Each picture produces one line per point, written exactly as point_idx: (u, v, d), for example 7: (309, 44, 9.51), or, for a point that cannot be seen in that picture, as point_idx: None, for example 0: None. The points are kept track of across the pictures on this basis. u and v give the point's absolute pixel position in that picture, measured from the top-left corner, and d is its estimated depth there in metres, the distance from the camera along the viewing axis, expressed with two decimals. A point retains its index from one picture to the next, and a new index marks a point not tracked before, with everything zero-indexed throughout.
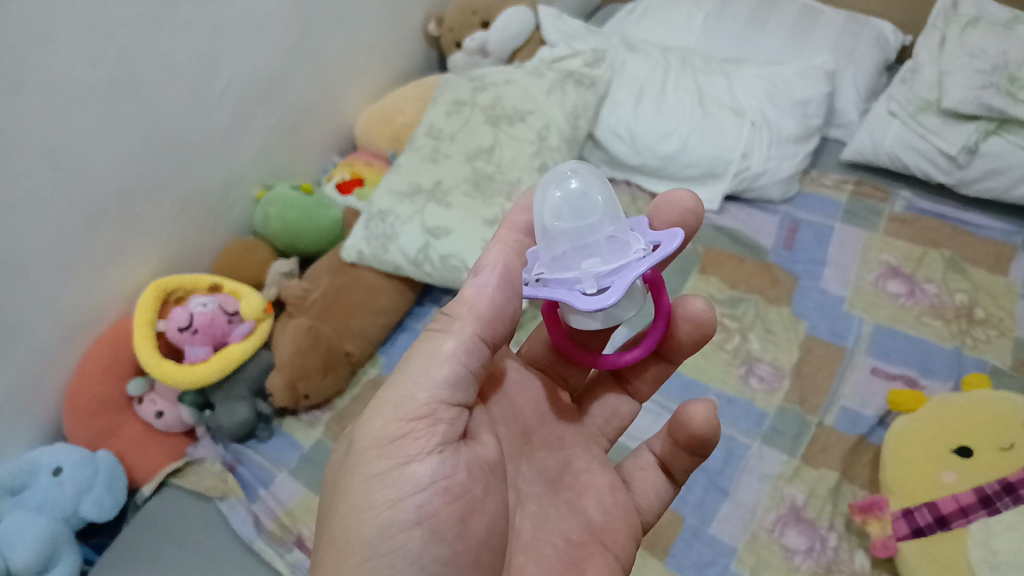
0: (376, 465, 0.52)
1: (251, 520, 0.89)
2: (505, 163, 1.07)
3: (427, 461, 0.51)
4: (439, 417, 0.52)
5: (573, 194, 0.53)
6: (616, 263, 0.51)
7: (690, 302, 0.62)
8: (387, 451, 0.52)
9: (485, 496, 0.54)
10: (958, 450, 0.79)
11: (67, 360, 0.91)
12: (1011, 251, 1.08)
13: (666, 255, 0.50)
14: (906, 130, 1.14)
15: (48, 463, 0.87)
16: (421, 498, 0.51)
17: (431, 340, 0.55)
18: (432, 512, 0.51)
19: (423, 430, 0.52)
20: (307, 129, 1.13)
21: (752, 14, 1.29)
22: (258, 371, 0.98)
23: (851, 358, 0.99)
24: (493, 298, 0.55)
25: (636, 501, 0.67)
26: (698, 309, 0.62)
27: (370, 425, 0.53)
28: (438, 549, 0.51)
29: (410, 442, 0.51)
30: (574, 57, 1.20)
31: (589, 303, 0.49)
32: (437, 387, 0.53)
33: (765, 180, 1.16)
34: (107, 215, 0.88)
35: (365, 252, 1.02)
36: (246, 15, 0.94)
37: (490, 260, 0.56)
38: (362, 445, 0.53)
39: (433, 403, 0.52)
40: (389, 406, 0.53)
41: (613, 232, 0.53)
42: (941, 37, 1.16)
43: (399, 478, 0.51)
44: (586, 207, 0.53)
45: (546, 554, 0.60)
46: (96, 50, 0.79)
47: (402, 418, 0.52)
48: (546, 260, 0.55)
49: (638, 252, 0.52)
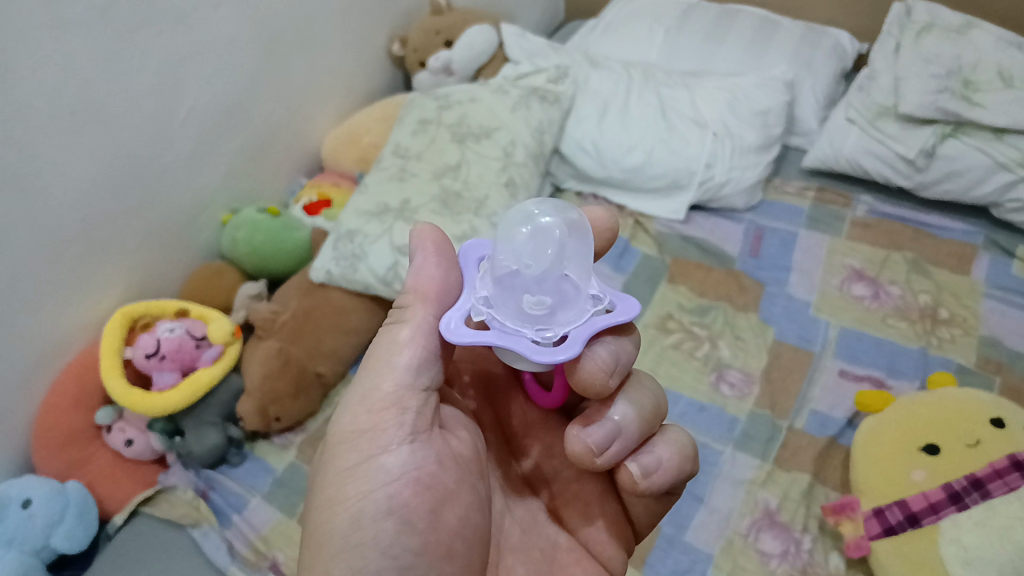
0: (348, 459, 0.53)
1: (225, 546, 0.89)
2: (472, 180, 1.08)
3: (396, 452, 0.52)
4: (406, 405, 0.53)
5: (541, 229, 0.52)
6: (512, 326, 0.49)
7: (573, 440, 0.54)
8: (358, 443, 0.53)
9: (458, 487, 0.55)
10: (926, 448, 0.80)
11: (34, 392, 0.90)
12: (973, 251, 1.10)
13: (548, 356, 0.47)
14: (865, 136, 1.15)
15: (16, 495, 0.85)
16: (392, 489, 0.51)
17: (389, 330, 0.55)
18: (402, 502, 0.51)
19: (391, 420, 0.52)
20: (273, 152, 1.13)
21: (712, 27, 1.32)
22: (227, 397, 0.97)
23: (819, 361, 1.00)
24: (434, 276, 0.54)
25: (629, 512, 0.65)
26: (579, 449, 0.54)
27: (341, 419, 0.54)
28: (409, 539, 0.51)
29: (379, 434, 0.52)
30: (537, 74, 1.22)
31: (454, 337, 0.49)
32: (402, 375, 0.53)
33: (728, 190, 1.18)
34: (72, 246, 0.88)
35: (334, 273, 1.01)
36: (207, 42, 0.94)
37: (418, 240, 0.56)
38: (335, 440, 0.54)
39: (399, 392, 0.53)
40: (357, 400, 0.54)
41: (554, 290, 0.52)
42: (896, 44, 1.19)
43: (370, 470, 0.52)
44: (549, 246, 0.52)
45: (533, 557, 0.62)
46: (55, 81, 0.79)
47: (370, 410, 0.53)
48: (488, 277, 0.53)
49: (547, 330, 0.49)
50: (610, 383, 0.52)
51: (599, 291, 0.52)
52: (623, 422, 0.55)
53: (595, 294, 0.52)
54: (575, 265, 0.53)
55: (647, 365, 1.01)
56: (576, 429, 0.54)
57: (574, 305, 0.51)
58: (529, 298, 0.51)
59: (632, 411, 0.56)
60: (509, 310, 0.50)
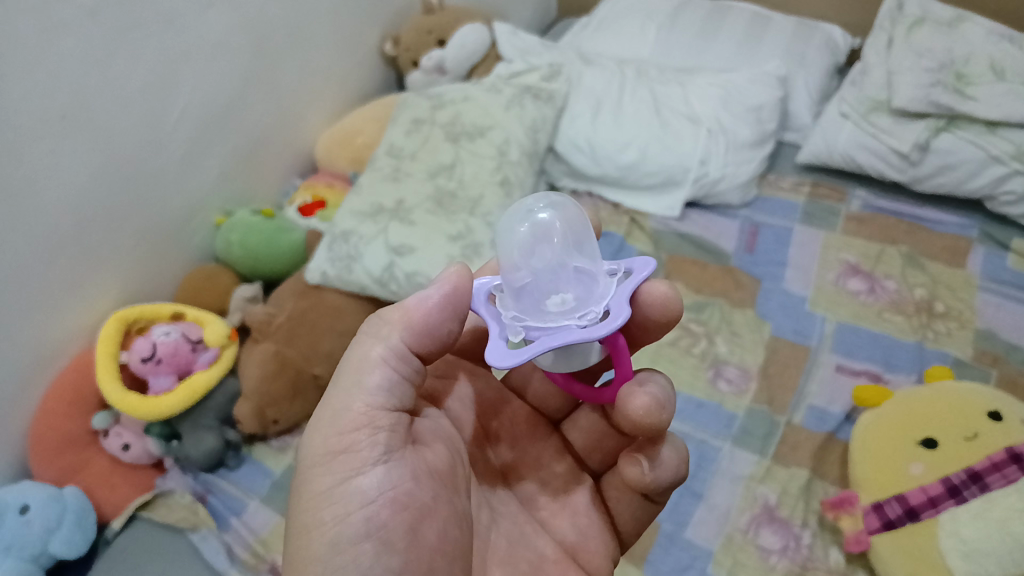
0: (323, 481, 0.52)
1: (224, 551, 0.88)
2: (467, 179, 1.08)
3: (371, 473, 0.52)
4: (378, 425, 0.53)
5: (540, 223, 0.53)
6: (554, 325, 0.48)
7: (633, 396, 0.53)
8: (332, 465, 0.52)
9: (436, 502, 0.54)
10: (924, 442, 0.80)
11: (30, 398, 0.90)
12: (967, 244, 1.10)
13: (607, 330, 0.46)
14: (858, 130, 1.15)
15: (14, 501, 0.84)
16: (370, 510, 0.51)
17: (359, 350, 0.56)
18: (380, 523, 0.51)
19: (365, 440, 0.52)
20: (266, 153, 1.13)
21: (704, 23, 1.32)
22: (224, 400, 0.97)
23: (815, 356, 1.00)
24: (427, 315, 0.55)
25: (614, 520, 0.67)
26: (642, 405, 0.53)
27: (313, 441, 0.54)
28: (389, 559, 0.51)
29: (353, 455, 0.52)
30: (530, 73, 1.21)
31: (502, 359, 0.46)
32: (371, 395, 0.53)
33: (723, 186, 1.18)
34: (66, 250, 0.87)
35: (330, 273, 1.01)
36: (199, 44, 0.94)
37: (444, 278, 0.55)
38: (308, 462, 0.54)
39: (370, 412, 0.53)
40: (327, 421, 0.54)
41: (577, 276, 0.52)
42: (888, 38, 1.19)
43: (346, 492, 0.51)
44: (552, 238, 0.53)
45: (520, 568, 0.61)
46: (45, 84, 0.78)
47: (342, 432, 0.53)
48: (507, 297, 0.53)
49: (586, 314, 0.48)
50: (675, 310, 0.56)
51: (611, 265, 0.54)
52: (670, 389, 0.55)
53: (609, 269, 0.54)
54: (581, 255, 0.53)
55: (645, 362, 1.01)
56: (634, 385, 0.54)
57: (597, 281, 0.52)
58: (554, 299, 0.51)
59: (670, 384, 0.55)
60: (542, 317, 0.49)
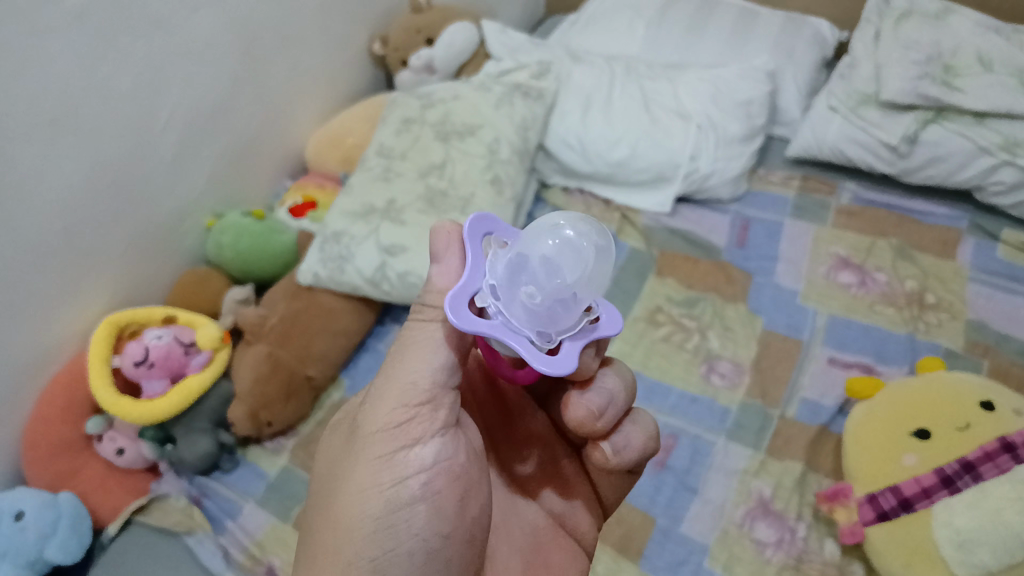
0: (382, 447, 0.54)
1: (219, 553, 0.89)
2: (457, 178, 1.08)
3: (430, 444, 0.54)
4: (439, 402, 0.55)
5: (568, 240, 0.50)
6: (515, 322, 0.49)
7: (573, 406, 0.55)
8: (393, 434, 0.54)
9: (480, 476, 0.58)
10: (917, 433, 0.81)
11: (23, 404, 0.90)
12: (957, 236, 1.11)
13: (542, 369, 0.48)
14: (848, 124, 1.16)
15: (8, 508, 0.84)
16: (427, 477, 0.54)
17: (419, 327, 0.56)
18: (434, 490, 0.54)
19: (427, 415, 0.54)
20: (256, 155, 1.13)
21: (693, 19, 1.32)
22: (216, 404, 0.97)
23: (808, 350, 1.01)
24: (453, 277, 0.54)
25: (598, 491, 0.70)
26: (580, 415, 0.55)
27: (374, 410, 0.55)
28: (439, 524, 0.54)
29: (415, 425, 0.54)
30: (519, 71, 1.22)
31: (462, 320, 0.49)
32: (436, 372, 0.54)
33: (713, 182, 1.18)
34: (55, 255, 0.87)
35: (321, 274, 1.01)
36: (188, 46, 0.94)
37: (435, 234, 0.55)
38: (367, 428, 0.55)
39: (434, 389, 0.54)
40: (390, 393, 0.55)
41: None
42: (876, 31, 1.20)
43: (406, 460, 0.54)
44: (576, 261, 0.49)
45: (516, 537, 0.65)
46: (33, 91, 0.78)
47: (407, 404, 0.54)
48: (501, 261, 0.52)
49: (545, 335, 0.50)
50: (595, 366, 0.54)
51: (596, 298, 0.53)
52: (618, 388, 0.56)
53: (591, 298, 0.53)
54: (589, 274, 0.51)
55: (638, 358, 1.02)
56: (576, 395, 0.55)
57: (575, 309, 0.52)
58: None
59: (618, 379, 0.57)
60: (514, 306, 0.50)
